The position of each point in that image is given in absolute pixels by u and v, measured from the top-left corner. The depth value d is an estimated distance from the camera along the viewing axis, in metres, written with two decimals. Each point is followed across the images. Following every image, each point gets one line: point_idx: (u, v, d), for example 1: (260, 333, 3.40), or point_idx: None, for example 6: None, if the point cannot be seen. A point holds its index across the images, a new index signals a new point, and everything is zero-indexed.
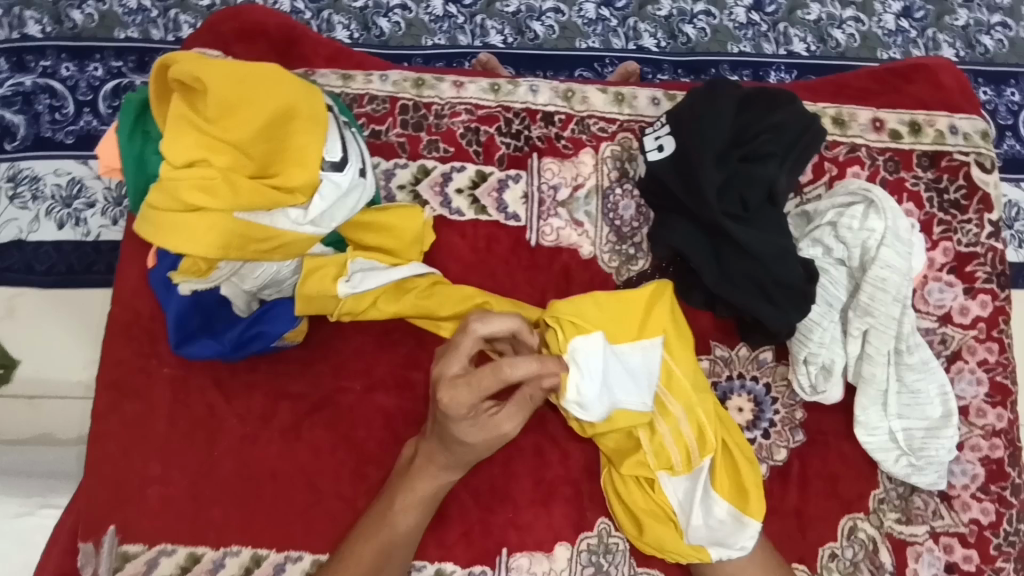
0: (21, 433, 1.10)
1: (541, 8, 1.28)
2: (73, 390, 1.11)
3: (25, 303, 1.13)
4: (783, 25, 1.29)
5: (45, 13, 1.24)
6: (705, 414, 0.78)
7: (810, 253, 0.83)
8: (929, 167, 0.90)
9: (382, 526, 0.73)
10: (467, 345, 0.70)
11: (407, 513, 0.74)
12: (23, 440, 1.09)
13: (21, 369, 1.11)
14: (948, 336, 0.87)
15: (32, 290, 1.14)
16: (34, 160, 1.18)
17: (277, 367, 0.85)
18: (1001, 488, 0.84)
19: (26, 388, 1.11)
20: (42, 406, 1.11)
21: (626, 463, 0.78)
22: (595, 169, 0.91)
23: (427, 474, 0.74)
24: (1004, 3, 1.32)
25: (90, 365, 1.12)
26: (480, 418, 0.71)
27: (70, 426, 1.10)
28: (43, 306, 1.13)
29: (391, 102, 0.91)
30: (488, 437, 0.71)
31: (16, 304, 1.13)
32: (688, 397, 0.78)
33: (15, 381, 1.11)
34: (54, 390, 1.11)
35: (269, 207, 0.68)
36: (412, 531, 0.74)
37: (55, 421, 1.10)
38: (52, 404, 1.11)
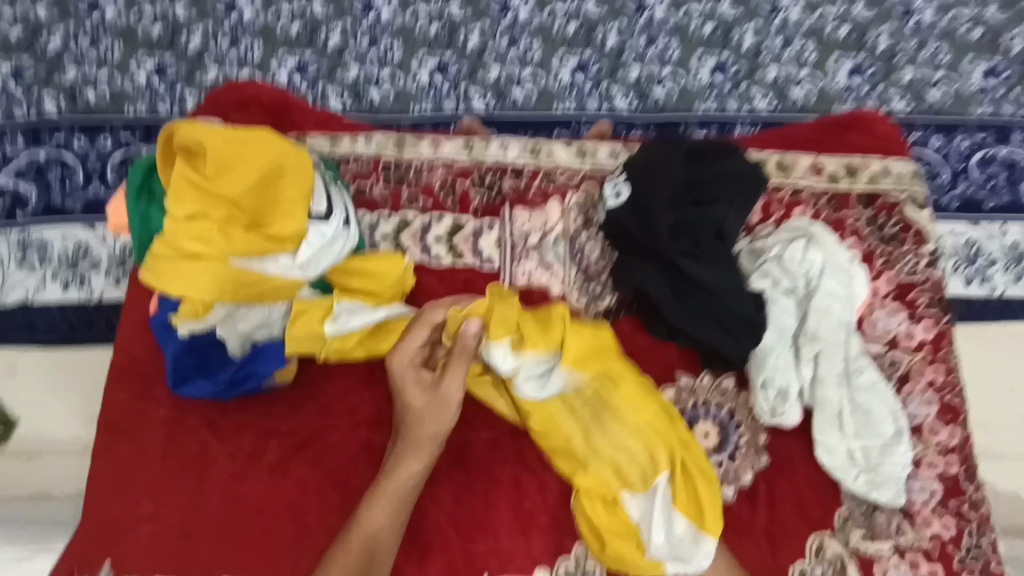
0: (17, 490, 1.12)
1: (520, 75, 1.41)
2: (70, 446, 1.15)
3: (26, 361, 1.19)
4: (745, 84, 1.42)
5: (62, 92, 1.37)
6: (655, 437, 0.83)
7: (760, 284, 0.89)
8: (867, 206, 0.98)
9: (360, 533, 0.79)
10: (421, 330, 0.81)
11: (378, 519, 0.79)
12: (20, 498, 1.11)
13: (21, 427, 1.15)
14: (897, 359, 0.93)
15: (34, 349, 1.20)
16: (43, 227, 1.28)
17: (266, 407, 0.90)
18: (959, 503, 0.89)
19: (26, 445, 1.15)
20: (39, 462, 1.14)
21: (584, 483, 0.83)
22: (562, 216, 0.99)
23: (393, 478, 0.81)
24: (947, 60, 1.45)
25: (88, 419, 1.16)
26: (432, 386, 0.82)
27: (65, 482, 1.13)
28: (43, 364, 1.19)
29: (375, 162, 1.00)
30: (437, 406, 0.82)
31: (18, 362, 1.19)
32: (637, 422, 0.83)
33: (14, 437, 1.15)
34: (52, 446, 1.15)
35: (261, 254, 0.76)
36: (386, 529, 0.80)
37: (51, 478, 1.13)
38: (49, 461, 1.14)
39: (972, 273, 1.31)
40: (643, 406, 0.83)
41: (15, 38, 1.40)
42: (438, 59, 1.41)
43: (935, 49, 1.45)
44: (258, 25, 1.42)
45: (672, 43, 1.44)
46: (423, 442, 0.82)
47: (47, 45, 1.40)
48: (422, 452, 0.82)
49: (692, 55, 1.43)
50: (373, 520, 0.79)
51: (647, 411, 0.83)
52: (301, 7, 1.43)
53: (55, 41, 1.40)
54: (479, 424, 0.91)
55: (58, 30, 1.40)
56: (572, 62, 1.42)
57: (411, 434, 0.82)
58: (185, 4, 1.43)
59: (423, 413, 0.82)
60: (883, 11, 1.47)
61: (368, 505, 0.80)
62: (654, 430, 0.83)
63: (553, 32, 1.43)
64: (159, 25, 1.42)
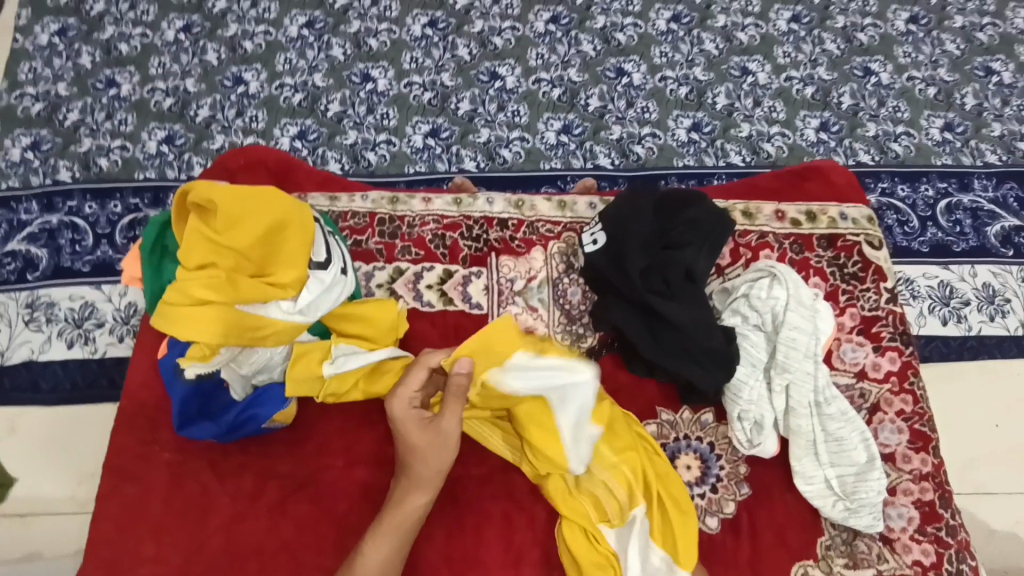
0: (11, 551, 1.18)
1: (508, 137, 1.52)
2: (64, 506, 1.21)
3: (26, 422, 1.25)
4: (720, 141, 1.53)
5: (76, 161, 1.47)
6: (632, 472, 0.88)
7: (731, 322, 0.96)
8: (828, 248, 1.06)
9: (366, 565, 0.80)
10: (417, 374, 0.86)
11: (382, 553, 0.81)
12: (12, 560, 1.17)
13: (16, 488, 1.21)
14: (866, 391, 0.98)
15: (34, 410, 1.26)
16: (52, 288, 1.35)
17: (266, 448, 0.94)
18: (936, 529, 0.92)
19: (19, 507, 1.20)
20: (33, 524, 1.20)
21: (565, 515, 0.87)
22: (545, 263, 1.06)
23: (399, 514, 0.83)
24: (905, 116, 1.57)
25: (81, 478, 1.22)
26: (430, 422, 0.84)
27: (58, 543, 1.19)
28: (42, 424, 1.25)
29: (371, 217, 1.08)
30: (437, 442, 0.84)
31: (17, 423, 1.25)
32: (613, 457, 0.89)
33: (11, 497, 1.21)
34: (47, 507, 1.21)
35: (266, 300, 0.82)
36: (392, 561, 0.81)
37: (43, 539, 1.19)
38: (42, 522, 1.20)
39: (947, 314, 1.37)
40: (621, 436, 0.90)
41: (36, 113, 1.52)
42: (432, 124, 1.53)
43: (894, 106, 1.58)
44: (263, 97, 1.55)
45: (650, 105, 1.56)
46: (427, 476, 0.84)
47: (65, 118, 1.52)
48: (427, 484, 0.84)
49: (669, 117, 1.55)
50: (379, 553, 0.81)
51: (624, 447, 0.89)
52: (303, 81, 1.56)
53: (74, 115, 1.52)
54: (470, 462, 0.94)
55: (77, 106, 1.53)
56: (556, 125, 1.53)
57: (415, 470, 0.84)
58: (196, 80, 1.56)
59: (427, 449, 0.84)
60: (843, 73, 1.61)
61: (372, 538, 0.82)
62: (631, 466, 0.88)
63: (539, 98, 1.56)
64: (170, 99, 1.54)
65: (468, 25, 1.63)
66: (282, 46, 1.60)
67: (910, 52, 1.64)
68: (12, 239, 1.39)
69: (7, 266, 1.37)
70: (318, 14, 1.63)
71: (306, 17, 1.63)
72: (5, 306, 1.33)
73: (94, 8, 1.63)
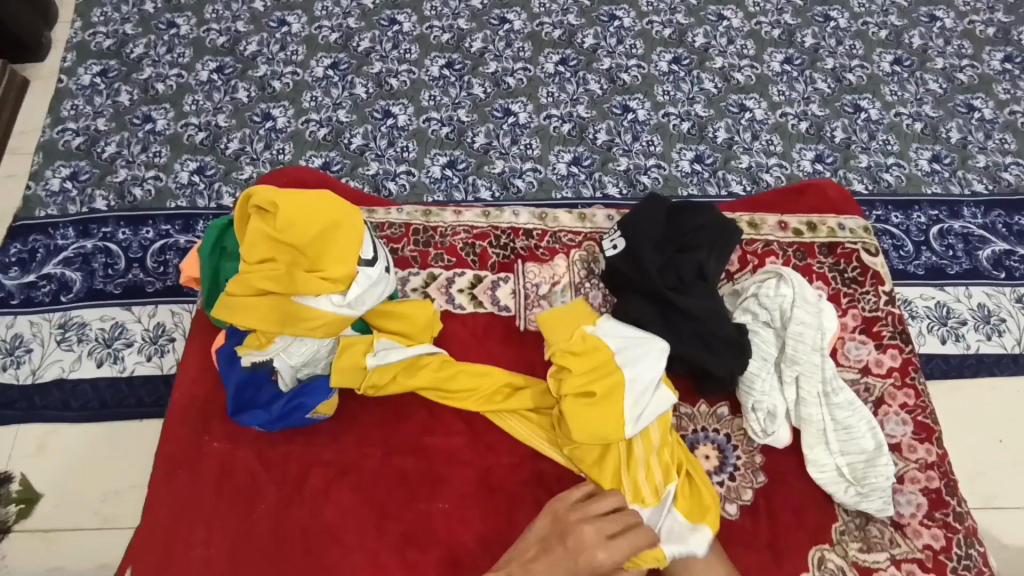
0: (37, 565, 1.20)
1: (521, 168, 1.62)
2: (89, 521, 1.24)
3: (56, 438, 1.30)
4: (721, 172, 1.63)
5: (112, 191, 1.57)
6: (671, 453, 0.95)
7: (742, 319, 1.05)
8: (828, 254, 1.15)
9: None
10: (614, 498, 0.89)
11: None
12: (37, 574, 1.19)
13: (43, 503, 1.25)
14: (871, 385, 1.05)
15: (65, 425, 1.31)
16: (84, 310, 1.43)
17: (311, 439, 1.00)
18: (944, 515, 0.96)
19: (44, 523, 1.23)
20: (57, 539, 1.22)
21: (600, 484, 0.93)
22: (568, 269, 1.14)
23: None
24: (895, 149, 1.68)
25: (107, 495, 1.26)
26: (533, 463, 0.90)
27: (82, 558, 1.21)
28: (72, 439, 1.30)
29: (406, 227, 1.17)
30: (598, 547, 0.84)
31: (48, 439, 1.30)
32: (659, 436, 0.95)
33: (34, 514, 1.24)
34: (72, 523, 1.23)
35: (317, 293, 0.89)
36: None
37: (69, 554, 1.21)
38: (67, 536, 1.23)
39: (945, 333, 1.44)
40: (663, 420, 0.96)
41: (76, 147, 1.63)
42: (449, 156, 1.63)
43: (883, 140, 1.69)
44: (290, 131, 1.66)
45: (655, 139, 1.67)
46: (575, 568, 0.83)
47: (103, 151, 1.63)
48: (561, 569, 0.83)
49: (673, 150, 1.66)
50: None
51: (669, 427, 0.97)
52: (328, 116, 1.68)
53: (111, 148, 1.63)
54: (502, 451, 1.00)
55: (114, 140, 1.64)
56: (567, 158, 1.64)
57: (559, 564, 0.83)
58: (227, 116, 1.68)
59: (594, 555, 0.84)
60: (834, 110, 1.73)
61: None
62: (670, 447, 0.96)
63: (550, 132, 1.67)
64: (203, 133, 1.66)
65: (483, 66, 1.76)
66: (308, 85, 1.73)
67: (896, 91, 1.77)
68: (48, 263, 1.48)
69: (43, 288, 1.45)
70: (343, 57, 1.77)
71: (332, 59, 1.77)
72: (40, 327, 1.41)
73: (134, 53, 1.77)
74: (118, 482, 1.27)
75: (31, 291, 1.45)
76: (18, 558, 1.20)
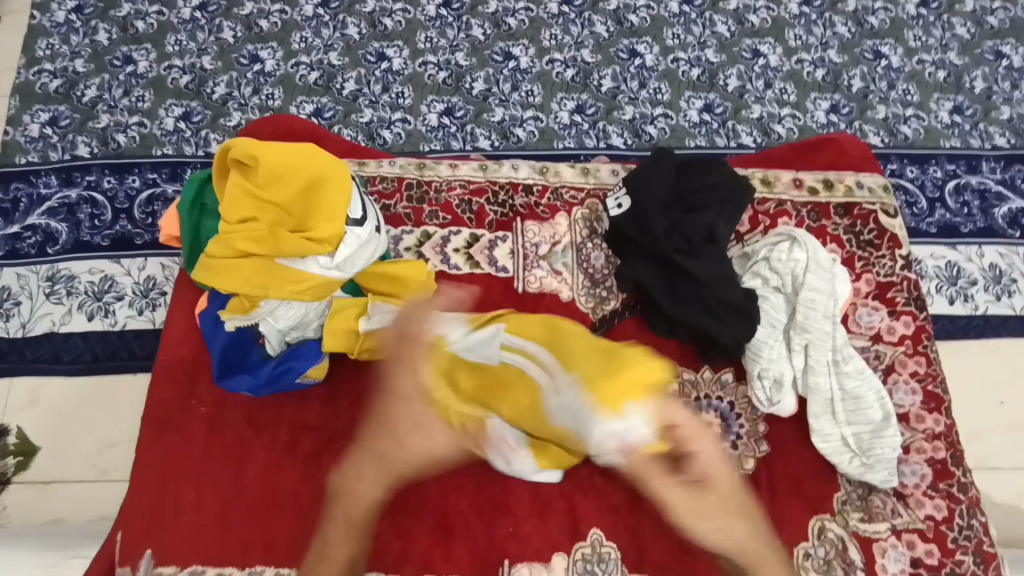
0: (37, 517, 1.19)
1: (522, 117, 1.53)
2: (86, 474, 1.22)
3: (48, 392, 1.27)
4: (731, 123, 1.54)
5: (94, 137, 1.49)
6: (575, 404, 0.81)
7: (751, 284, 1.00)
8: (844, 216, 1.09)
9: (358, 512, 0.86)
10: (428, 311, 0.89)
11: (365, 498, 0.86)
12: (37, 525, 1.18)
13: (40, 456, 1.24)
14: (881, 352, 1.01)
15: (57, 379, 1.28)
16: (72, 262, 1.37)
17: (301, 403, 0.97)
18: (948, 486, 0.94)
19: (42, 474, 1.22)
20: (55, 490, 1.21)
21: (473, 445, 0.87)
22: (569, 229, 1.09)
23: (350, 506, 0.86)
24: (915, 99, 1.59)
25: (102, 450, 1.24)
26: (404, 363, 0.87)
27: (82, 511, 1.20)
28: (63, 393, 1.27)
29: (398, 182, 1.11)
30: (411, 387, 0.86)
31: (40, 393, 1.27)
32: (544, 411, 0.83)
33: (32, 467, 1.23)
34: (69, 475, 1.22)
35: (304, 255, 0.84)
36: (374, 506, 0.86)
37: (66, 506, 1.20)
38: (64, 489, 1.21)
39: (954, 293, 1.39)
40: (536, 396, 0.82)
41: (54, 90, 1.54)
42: (446, 103, 1.54)
43: (903, 90, 1.60)
44: (279, 75, 1.56)
45: (663, 86, 1.58)
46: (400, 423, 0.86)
47: (83, 95, 1.53)
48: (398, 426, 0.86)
49: (681, 98, 1.57)
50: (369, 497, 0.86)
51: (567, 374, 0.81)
52: (319, 59, 1.58)
53: (91, 91, 1.54)
54: None
55: (94, 82, 1.55)
56: (570, 105, 1.55)
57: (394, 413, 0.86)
58: (212, 58, 1.58)
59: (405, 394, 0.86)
60: (853, 56, 1.63)
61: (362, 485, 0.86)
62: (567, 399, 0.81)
63: (552, 78, 1.57)
64: (187, 76, 1.56)
65: (482, 5, 1.65)
66: (297, 25, 1.62)
67: (920, 36, 1.66)
68: (32, 214, 1.41)
69: (28, 240, 1.39)
70: None
71: None
72: (27, 280, 1.36)
73: None
74: (111, 436, 1.24)
75: (16, 243, 1.39)
76: (18, 511, 1.19)
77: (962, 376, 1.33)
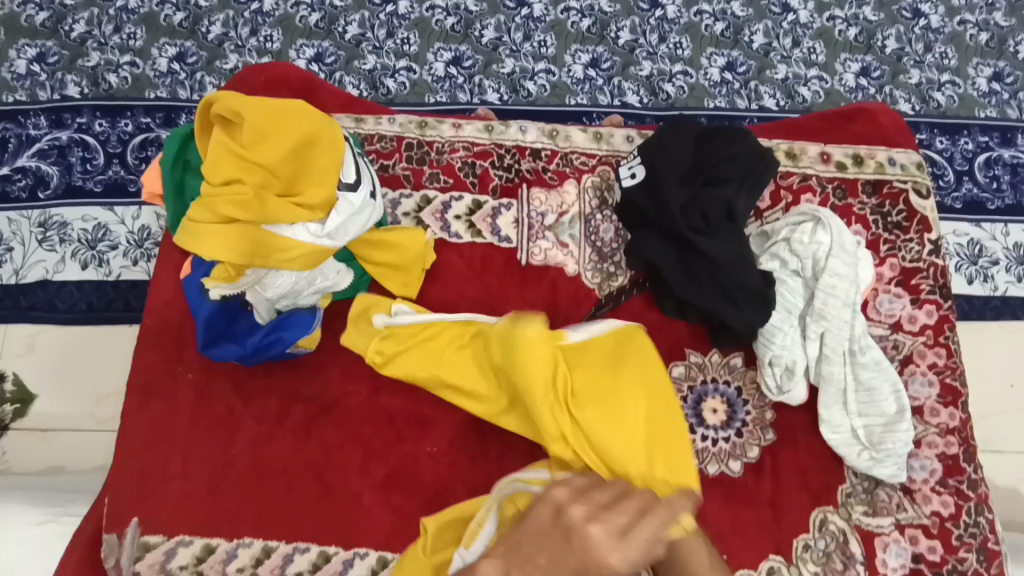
0: (33, 464, 1.18)
1: (533, 69, 1.44)
2: (84, 424, 1.20)
3: (44, 340, 1.24)
4: (754, 83, 1.45)
5: (84, 76, 1.41)
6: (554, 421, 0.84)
7: (768, 266, 0.94)
8: (872, 194, 1.03)
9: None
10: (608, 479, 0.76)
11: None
12: (34, 473, 1.17)
13: (35, 404, 1.21)
14: (900, 342, 0.97)
15: (52, 327, 1.25)
16: (63, 208, 1.32)
17: (292, 373, 0.93)
18: (958, 482, 0.91)
19: (39, 422, 1.20)
20: (52, 439, 1.19)
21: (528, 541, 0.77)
22: (578, 198, 1.03)
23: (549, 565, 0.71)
24: (952, 64, 1.48)
25: (96, 401, 1.21)
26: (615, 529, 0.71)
27: (80, 459, 1.18)
28: (57, 342, 1.24)
29: (398, 141, 1.04)
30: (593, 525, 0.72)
31: (35, 341, 1.24)
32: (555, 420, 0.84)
33: (29, 415, 1.21)
34: (65, 424, 1.20)
35: (293, 221, 0.79)
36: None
37: (65, 454, 1.18)
38: (61, 438, 1.20)
39: (973, 273, 1.32)
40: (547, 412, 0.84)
41: (41, 23, 1.45)
42: (454, 52, 1.45)
43: (940, 53, 1.49)
44: (278, 16, 1.46)
45: (684, 41, 1.47)
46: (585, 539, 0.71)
47: (71, 30, 1.44)
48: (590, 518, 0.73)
49: (702, 54, 1.46)
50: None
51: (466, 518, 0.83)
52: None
53: (80, 27, 1.45)
54: None
55: (83, 17, 1.45)
56: (584, 58, 1.45)
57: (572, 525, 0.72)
58: None
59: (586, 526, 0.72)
60: (890, 15, 1.51)
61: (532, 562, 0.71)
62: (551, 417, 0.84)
63: (567, 28, 1.47)
64: (181, 13, 1.46)
65: None
66: None
67: None
68: (22, 156, 1.35)
69: (18, 183, 1.34)
70: None
71: None
72: (18, 225, 1.31)
73: None
74: (107, 388, 1.22)
75: (5, 186, 1.33)
76: (15, 458, 1.18)
77: (980, 360, 1.28)
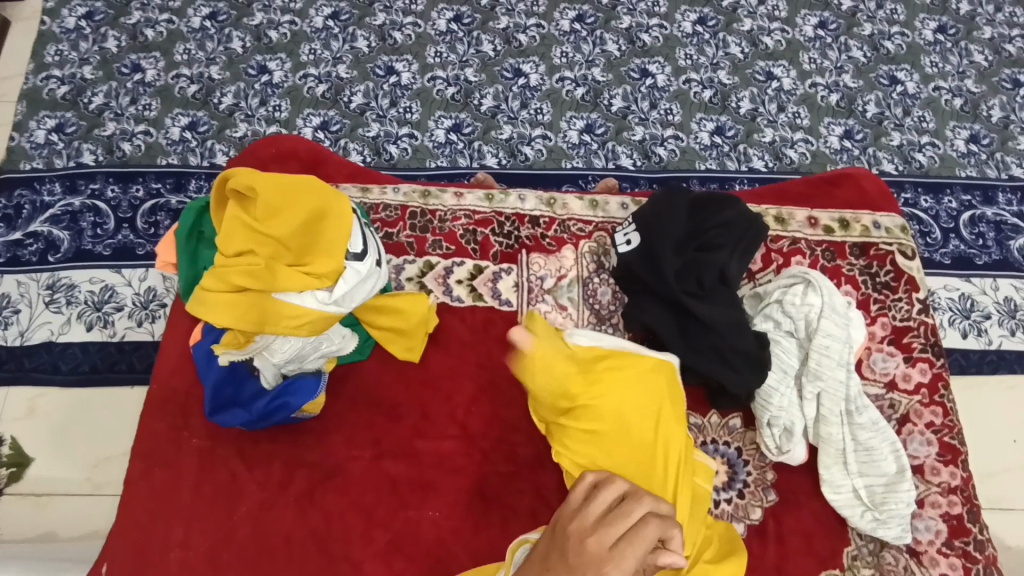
0: (24, 531, 1.16)
1: (530, 135, 1.51)
2: (79, 488, 1.19)
3: (45, 402, 1.25)
4: (742, 146, 1.51)
5: (99, 145, 1.47)
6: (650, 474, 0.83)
7: (762, 327, 0.98)
8: (860, 256, 1.07)
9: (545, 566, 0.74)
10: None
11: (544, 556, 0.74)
12: (26, 540, 1.15)
13: (31, 469, 1.20)
14: (896, 401, 0.98)
15: (54, 388, 1.26)
16: (72, 271, 1.35)
17: (295, 437, 0.94)
18: (964, 543, 0.90)
19: (36, 487, 1.19)
20: (47, 504, 1.18)
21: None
22: (575, 262, 1.06)
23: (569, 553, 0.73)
24: (930, 127, 1.55)
25: (93, 465, 1.21)
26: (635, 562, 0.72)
27: (73, 525, 1.17)
28: (59, 404, 1.25)
29: (402, 210, 1.09)
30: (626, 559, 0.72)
31: (37, 402, 1.25)
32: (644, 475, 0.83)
33: (23, 479, 1.20)
34: (61, 488, 1.19)
35: (301, 290, 0.82)
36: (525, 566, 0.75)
37: (58, 520, 1.16)
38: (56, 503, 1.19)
39: (967, 327, 1.35)
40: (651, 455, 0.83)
41: (61, 96, 1.52)
42: (455, 119, 1.52)
43: (919, 116, 1.56)
44: (287, 87, 1.55)
45: (674, 107, 1.55)
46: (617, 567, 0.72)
47: (90, 102, 1.52)
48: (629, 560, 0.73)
49: (692, 119, 1.54)
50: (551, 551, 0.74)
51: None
52: (328, 72, 1.56)
53: (98, 99, 1.52)
54: (495, 457, 0.94)
55: (101, 90, 1.53)
56: (579, 125, 1.52)
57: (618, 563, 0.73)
58: (221, 68, 1.56)
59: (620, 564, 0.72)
60: (868, 82, 1.60)
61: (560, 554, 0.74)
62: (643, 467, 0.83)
63: (562, 96, 1.55)
64: (195, 85, 1.54)
65: (493, 21, 1.62)
66: (306, 37, 1.60)
67: (937, 62, 1.62)
68: (34, 221, 1.39)
69: (29, 247, 1.37)
70: (344, 6, 1.63)
71: (332, 8, 1.63)
72: (27, 288, 1.34)
73: None
74: (106, 451, 1.22)
75: (17, 250, 1.37)
76: (7, 523, 1.16)
77: (978, 415, 1.29)
